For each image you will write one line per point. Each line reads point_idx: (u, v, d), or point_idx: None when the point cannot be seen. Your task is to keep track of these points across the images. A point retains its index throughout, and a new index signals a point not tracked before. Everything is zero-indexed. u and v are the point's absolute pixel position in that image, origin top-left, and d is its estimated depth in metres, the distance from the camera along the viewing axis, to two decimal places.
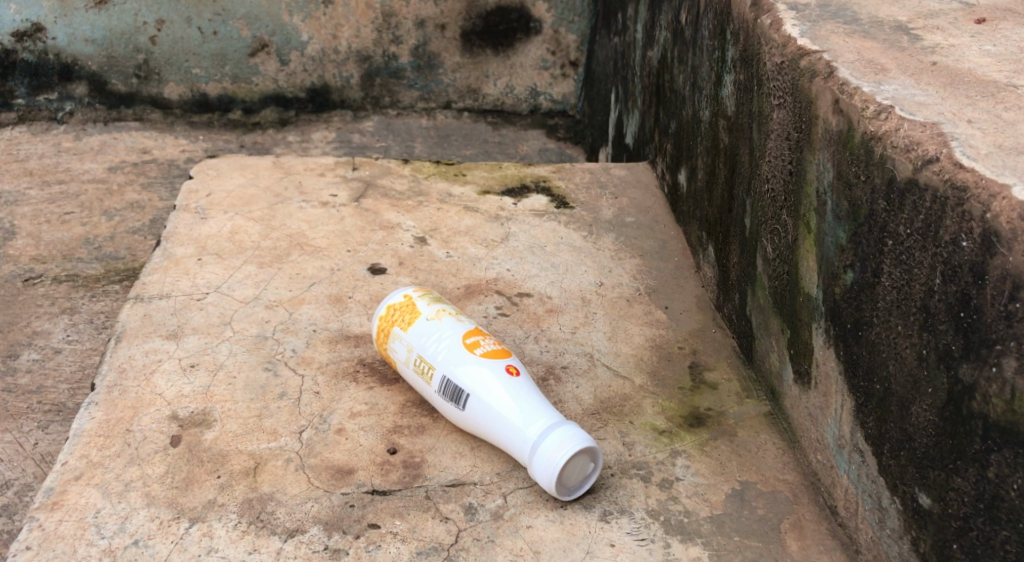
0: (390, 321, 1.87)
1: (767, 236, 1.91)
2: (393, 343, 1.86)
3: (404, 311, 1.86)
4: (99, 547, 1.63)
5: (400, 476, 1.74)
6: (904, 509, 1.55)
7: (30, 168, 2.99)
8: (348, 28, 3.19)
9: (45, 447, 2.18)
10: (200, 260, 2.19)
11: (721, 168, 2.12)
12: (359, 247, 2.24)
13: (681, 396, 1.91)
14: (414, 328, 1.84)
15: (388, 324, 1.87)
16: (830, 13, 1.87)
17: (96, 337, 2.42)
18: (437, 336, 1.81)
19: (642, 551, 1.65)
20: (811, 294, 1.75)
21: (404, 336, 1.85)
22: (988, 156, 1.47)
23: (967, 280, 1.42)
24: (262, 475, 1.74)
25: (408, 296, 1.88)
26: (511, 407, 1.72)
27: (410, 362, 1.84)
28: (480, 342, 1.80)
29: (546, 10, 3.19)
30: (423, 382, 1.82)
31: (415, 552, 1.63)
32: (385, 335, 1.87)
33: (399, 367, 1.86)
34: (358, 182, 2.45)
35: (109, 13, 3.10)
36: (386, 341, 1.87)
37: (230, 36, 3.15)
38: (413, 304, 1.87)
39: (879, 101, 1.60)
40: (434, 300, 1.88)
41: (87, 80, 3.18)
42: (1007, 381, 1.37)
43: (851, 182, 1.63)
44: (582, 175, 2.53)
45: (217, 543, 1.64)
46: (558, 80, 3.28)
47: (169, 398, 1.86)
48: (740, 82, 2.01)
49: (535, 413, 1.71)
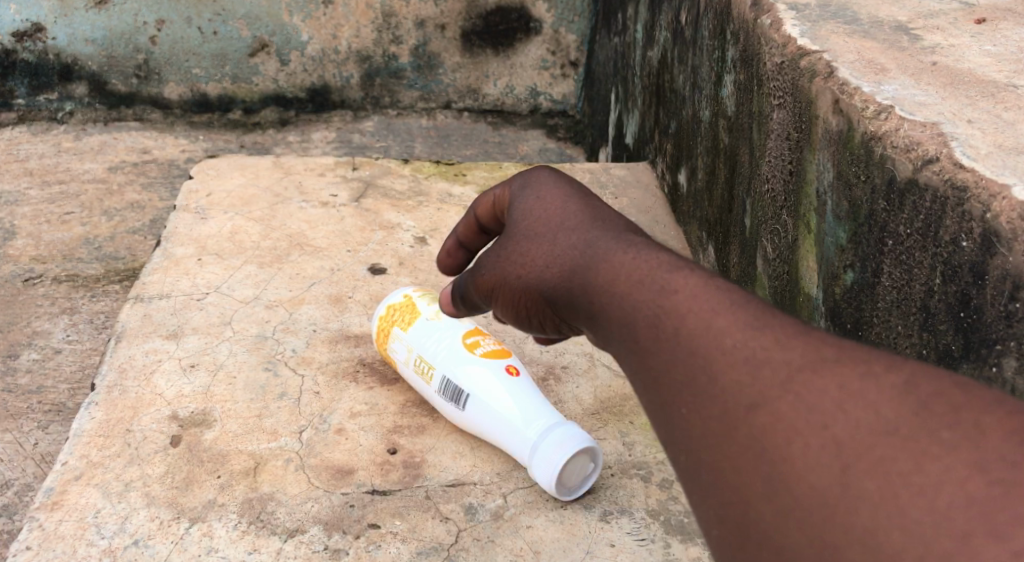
0: (390, 321, 1.87)
1: (767, 236, 1.91)
2: (393, 342, 1.87)
3: (404, 311, 1.86)
4: (99, 548, 1.63)
5: (400, 476, 1.74)
6: None
7: (30, 168, 2.99)
8: (348, 28, 3.19)
9: (45, 447, 2.18)
10: (200, 260, 2.19)
11: (721, 168, 2.12)
12: (359, 247, 2.24)
13: None
14: (414, 328, 1.84)
15: (388, 325, 1.87)
16: (830, 13, 1.86)
17: (96, 338, 2.43)
18: (437, 336, 1.81)
19: (643, 551, 1.65)
20: (811, 294, 1.76)
21: (404, 336, 1.85)
22: (988, 156, 1.46)
23: (967, 280, 1.42)
24: (262, 475, 1.74)
25: (408, 296, 1.88)
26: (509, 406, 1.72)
27: (410, 362, 1.84)
28: (480, 342, 1.80)
29: (546, 10, 3.19)
30: (423, 382, 1.82)
31: (415, 552, 1.63)
32: (385, 335, 1.88)
33: (399, 367, 1.86)
34: (358, 183, 2.46)
35: (109, 13, 3.10)
36: (387, 341, 1.87)
37: (230, 36, 3.15)
38: (413, 304, 1.87)
39: (879, 101, 1.60)
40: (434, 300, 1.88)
41: (87, 80, 3.18)
42: (1007, 381, 1.37)
43: (851, 182, 1.63)
44: (582, 175, 2.53)
45: (218, 543, 1.64)
46: (558, 80, 3.29)
47: (169, 398, 1.86)
48: (740, 82, 2.01)
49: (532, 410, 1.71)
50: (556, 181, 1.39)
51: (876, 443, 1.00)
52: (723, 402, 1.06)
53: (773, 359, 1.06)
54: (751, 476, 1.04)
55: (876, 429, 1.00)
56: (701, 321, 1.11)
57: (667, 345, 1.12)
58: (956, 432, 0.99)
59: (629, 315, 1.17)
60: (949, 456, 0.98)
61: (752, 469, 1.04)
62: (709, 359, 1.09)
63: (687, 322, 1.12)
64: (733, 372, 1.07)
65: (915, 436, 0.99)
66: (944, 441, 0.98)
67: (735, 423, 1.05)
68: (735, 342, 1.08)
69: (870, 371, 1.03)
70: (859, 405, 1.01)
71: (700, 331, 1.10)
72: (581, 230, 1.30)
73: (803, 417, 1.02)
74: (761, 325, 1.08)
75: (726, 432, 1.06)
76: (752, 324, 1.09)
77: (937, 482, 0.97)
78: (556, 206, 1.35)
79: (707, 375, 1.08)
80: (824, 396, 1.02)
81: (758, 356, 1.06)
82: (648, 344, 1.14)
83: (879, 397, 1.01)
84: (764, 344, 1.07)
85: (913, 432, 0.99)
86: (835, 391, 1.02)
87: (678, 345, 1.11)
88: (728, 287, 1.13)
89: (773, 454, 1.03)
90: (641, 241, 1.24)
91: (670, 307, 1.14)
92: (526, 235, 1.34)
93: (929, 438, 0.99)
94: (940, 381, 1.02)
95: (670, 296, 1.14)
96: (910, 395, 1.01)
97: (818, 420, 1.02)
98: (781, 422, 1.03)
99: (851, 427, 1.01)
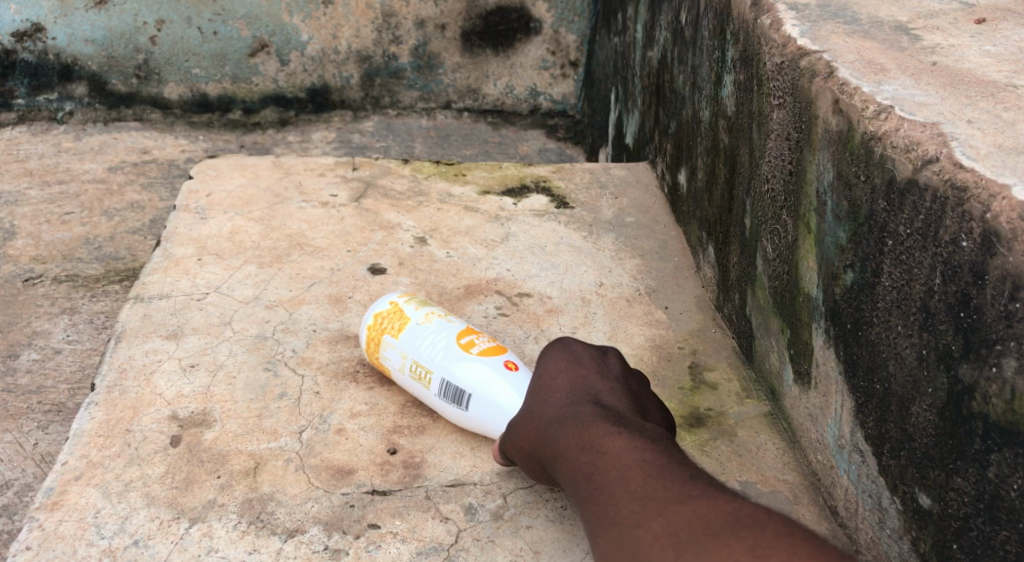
0: (380, 329, 1.87)
1: (767, 237, 1.91)
2: (384, 350, 1.86)
3: (393, 319, 1.87)
4: (99, 548, 1.63)
5: (400, 476, 1.74)
6: (904, 509, 1.55)
7: (31, 168, 2.99)
8: (348, 28, 3.19)
9: (45, 447, 2.19)
10: (200, 260, 2.19)
11: (721, 168, 2.12)
12: (359, 247, 2.24)
13: (681, 396, 1.91)
14: (405, 334, 1.85)
15: (378, 334, 1.87)
16: (830, 13, 1.86)
17: (96, 338, 2.43)
18: (431, 340, 1.82)
19: None
20: (811, 295, 1.76)
21: (396, 342, 1.85)
22: (988, 156, 1.46)
23: (967, 280, 1.42)
24: (262, 475, 1.74)
25: (395, 304, 1.89)
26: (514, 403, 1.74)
27: (404, 369, 1.84)
28: (475, 341, 1.81)
29: (546, 10, 3.19)
30: (421, 388, 1.82)
31: (415, 552, 1.63)
32: (376, 344, 1.87)
33: (394, 374, 1.86)
34: (358, 182, 2.46)
35: (109, 13, 3.10)
36: (378, 350, 1.87)
37: (230, 36, 3.15)
38: (401, 311, 1.88)
39: (879, 101, 1.60)
40: (421, 304, 1.89)
41: (87, 80, 3.18)
42: (1006, 381, 1.37)
43: (851, 182, 1.63)
44: (582, 175, 2.53)
45: (217, 543, 1.64)
46: (558, 80, 3.29)
47: (169, 398, 1.86)
48: (740, 82, 2.01)
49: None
50: (566, 355, 1.72)
51: (707, 557, 1.36)
52: (620, 527, 1.45)
53: (659, 500, 1.44)
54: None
55: (715, 550, 1.36)
56: (619, 475, 1.50)
57: (593, 491, 1.51)
58: (765, 551, 1.34)
59: (575, 470, 1.56)
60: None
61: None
62: (618, 499, 1.47)
63: (609, 473, 1.51)
64: (631, 508, 1.45)
65: (734, 553, 1.35)
66: (757, 556, 1.34)
67: (625, 545, 1.43)
68: (638, 487, 1.47)
69: (724, 513, 1.39)
70: (705, 531, 1.38)
71: (616, 479, 1.50)
72: (564, 400, 1.65)
73: (663, 538, 1.41)
74: (660, 478, 1.47)
75: (619, 549, 1.44)
76: (653, 477, 1.47)
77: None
78: (554, 377, 1.69)
79: (614, 508, 1.47)
80: (685, 524, 1.40)
81: (649, 498, 1.45)
82: (584, 493, 1.53)
83: (718, 526, 1.38)
84: (655, 491, 1.45)
85: (736, 550, 1.35)
86: (693, 523, 1.40)
87: (600, 490, 1.50)
88: (645, 450, 1.52)
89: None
90: (596, 419, 1.59)
91: (601, 466, 1.52)
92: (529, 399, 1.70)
93: (745, 552, 1.35)
94: (766, 521, 1.37)
95: (601, 458, 1.53)
96: (743, 528, 1.37)
97: (674, 542, 1.40)
98: (651, 542, 1.41)
99: (696, 547, 1.38)
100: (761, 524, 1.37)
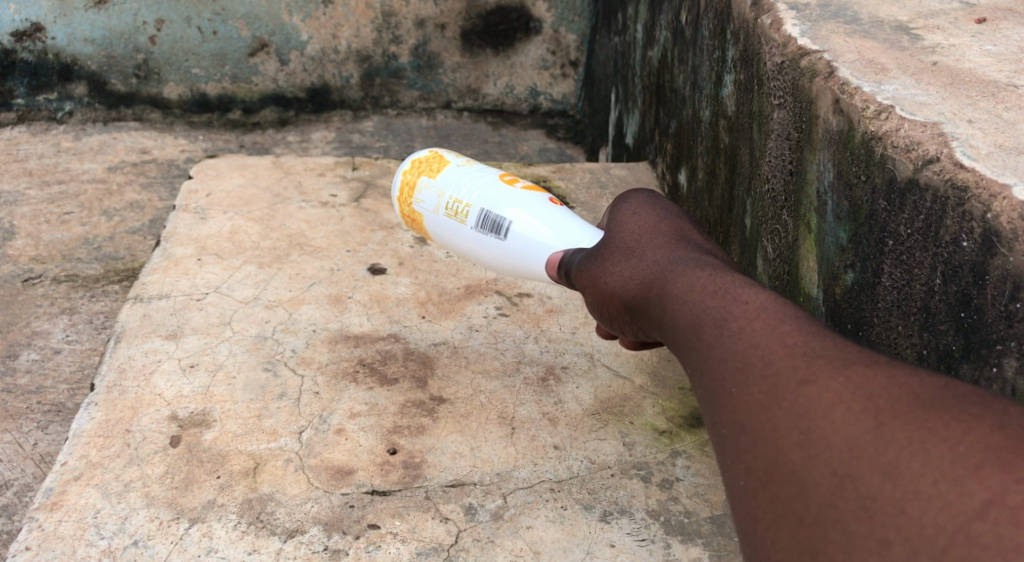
0: (417, 172, 1.90)
1: (767, 236, 1.91)
2: (419, 193, 1.89)
3: (432, 162, 1.90)
4: (99, 548, 1.63)
5: (400, 476, 1.74)
6: None
7: (30, 168, 2.99)
8: (348, 28, 3.19)
9: (45, 447, 2.18)
10: (200, 260, 2.19)
11: (721, 168, 2.12)
12: (359, 248, 2.24)
13: (681, 396, 1.90)
14: (443, 174, 1.87)
15: (413, 178, 1.90)
16: (830, 13, 1.86)
17: (96, 338, 2.43)
18: (471, 177, 1.85)
19: (642, 551, 1.65)
20: (811, 294, 1.76)
21: (433, 183, 1.87)
22: (989, 156, 1.45)
23: (967, 280, 1.42)
24: (262, 475, 1.73)
25: (434, 152, 1.92)
26: (550, 228, 1.76)
27: (440, 209, 1.86)
28: (518, 180, 1.84)
29: (546, 10, 3.19)
30: (457, 224, 1.84)
31: (415, 552, 1.63)
32: (411, 189, 1.90)
33: (427, 216, 1.88)
34: (358, 182, 2.46)
35: (109, 13, 3.09)
36: (413, 195, 1.90)
37: (230, 36, 3.15)
38: (440, 157, 1.91)
39: (879, 101, 1.60)
40: (458, 156, 1.92)
41: (87, 80, 3.17)
42: (1006, 381, 1.37)
43: (851, 182, 1.63)
44: (582, 175, 2.53)
45: (217, 543, 1.64)
46: (558, 80, 3.29)
47: (169, 398, 1.86)
48: (740, 82, 2.01)
49: (569, 230, 1.74)
50: (653, 206, 1.63)
51: (931, 431, 1.14)
52: (778, 384, 1.23)
53: (836, 360, 1.23)
54: (794, 443, 1.19)
55: (940, 424, 1.15)
56: (767, 325, 1.29)
57: (725, 337, 1.30)
58: (1015, 434, 1.13)
59: (696, 315, 1.35)
60: (1009, 449, 1.12)
61: (797, 439, 1.19)
62: (773, 352, 1.26)
63: (753, 322, 1.30)
64: (793, 364, 1.24)
65: (973, 432, 1.13)
66: (1004, 437, 1.12)
67: (790, 405, 1.21)
68: (798, 342, 1.26)
69: (930, 385, 1.19)
70: (915, 401, 1.17)
71: (765, 331, 1.28)
72: (672, 248, 1.52)
73: (858, 403, 1.18)
74: (826, 338, 1.26)
75: (778, 409, 1.22)
76: (817, 334, 1.26)
77: (993, 464, 1.11)
78: (657, 226, 1.58)
79: (765, 360, 1.25)
80: (881, 391, 1.19)
81: (821, 357, 1.24)
82: (711, 339, 1.31)
83: (939, 401, 1.17)
84: (828, 350, 1.24)
85: (974, 427, 1.14)
86: (895, 391, 1.18)
87: (738, 340, 1.29)
88: (793, 306, 1.32)
89: (823, 433, 1.18)
90: (714, 264, 1.44)
91: (737, 312, 1.32)
92: (623, 249, 1.57)
93: (989, 432, 1.13)
94: (999, 403, 1.17)
95: (738, 304, 1.33)
96: (971, 405, 1.16)
97: (875, 410, 1.17)
98: (831, 403, 1.19)
99: (907, 417, 1.16)
100: (997, 405, 1.16)
